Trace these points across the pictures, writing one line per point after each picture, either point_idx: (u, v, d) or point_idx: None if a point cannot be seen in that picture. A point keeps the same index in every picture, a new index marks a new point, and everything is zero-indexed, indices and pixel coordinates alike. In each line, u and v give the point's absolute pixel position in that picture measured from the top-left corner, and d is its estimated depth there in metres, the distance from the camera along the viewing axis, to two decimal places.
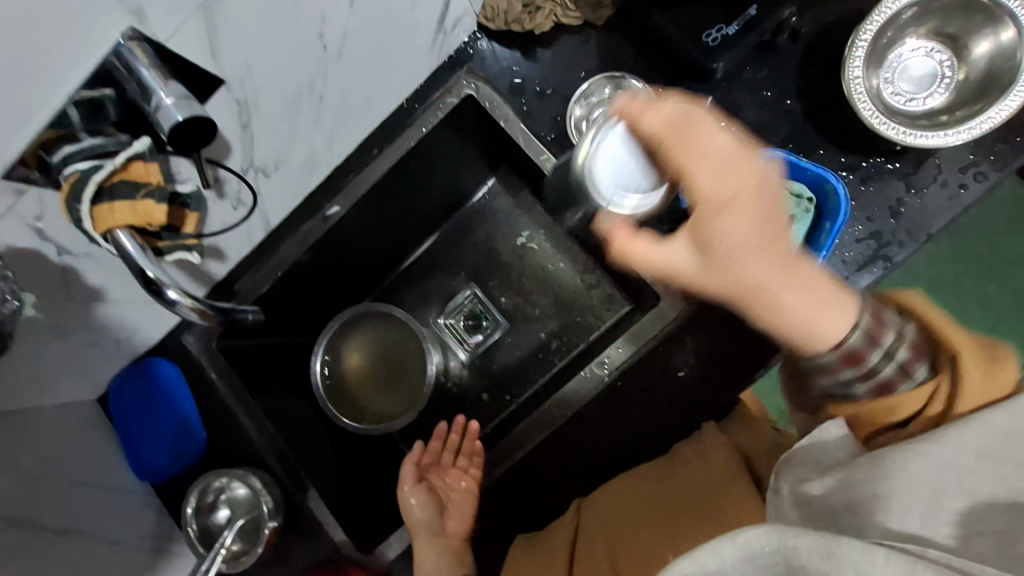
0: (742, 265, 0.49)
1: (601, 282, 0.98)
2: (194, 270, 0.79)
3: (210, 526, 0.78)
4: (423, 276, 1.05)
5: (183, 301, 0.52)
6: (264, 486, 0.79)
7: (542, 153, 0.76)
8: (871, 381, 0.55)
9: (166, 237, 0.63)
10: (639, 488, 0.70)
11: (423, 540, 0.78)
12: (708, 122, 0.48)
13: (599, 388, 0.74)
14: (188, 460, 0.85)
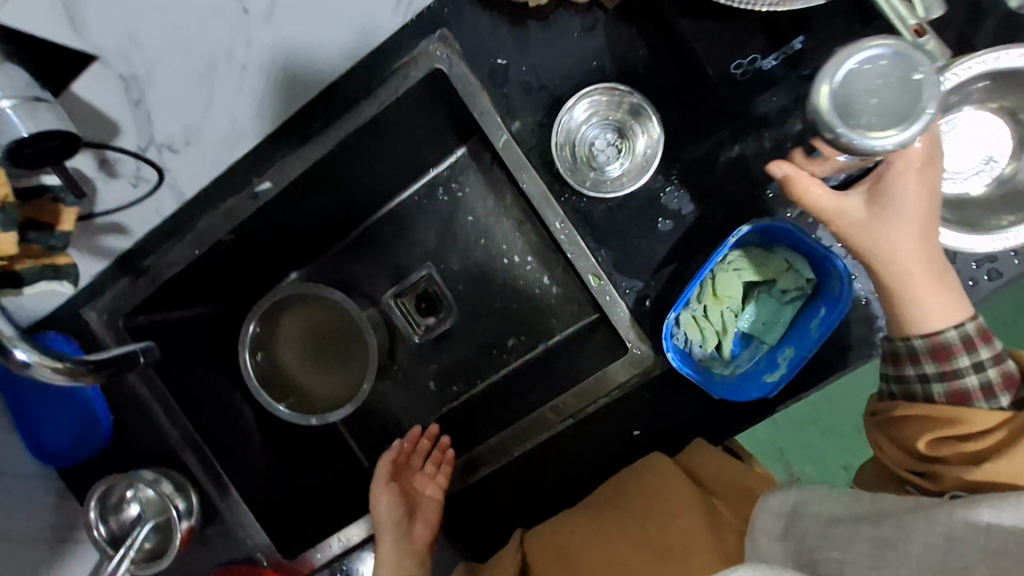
0: (907, 231, 0.55)
1: (570, 284, 0.90)
2: (85, 244, 0.69)
3: (119, 528, 0.72)
4: (375, 250, 0.94)
5: (36, 359, 0.46)
6: (175, 490, 0.74)
7: (521, 161, 0.65)
8: (951, 385, 0.54)
9: (36, 242, 0.53)
10: (598, 529, 0.63)
11: (389, 539, 0.72)
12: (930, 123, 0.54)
13: (552, 433, 0.70)
14: (92, 446, 0.77)
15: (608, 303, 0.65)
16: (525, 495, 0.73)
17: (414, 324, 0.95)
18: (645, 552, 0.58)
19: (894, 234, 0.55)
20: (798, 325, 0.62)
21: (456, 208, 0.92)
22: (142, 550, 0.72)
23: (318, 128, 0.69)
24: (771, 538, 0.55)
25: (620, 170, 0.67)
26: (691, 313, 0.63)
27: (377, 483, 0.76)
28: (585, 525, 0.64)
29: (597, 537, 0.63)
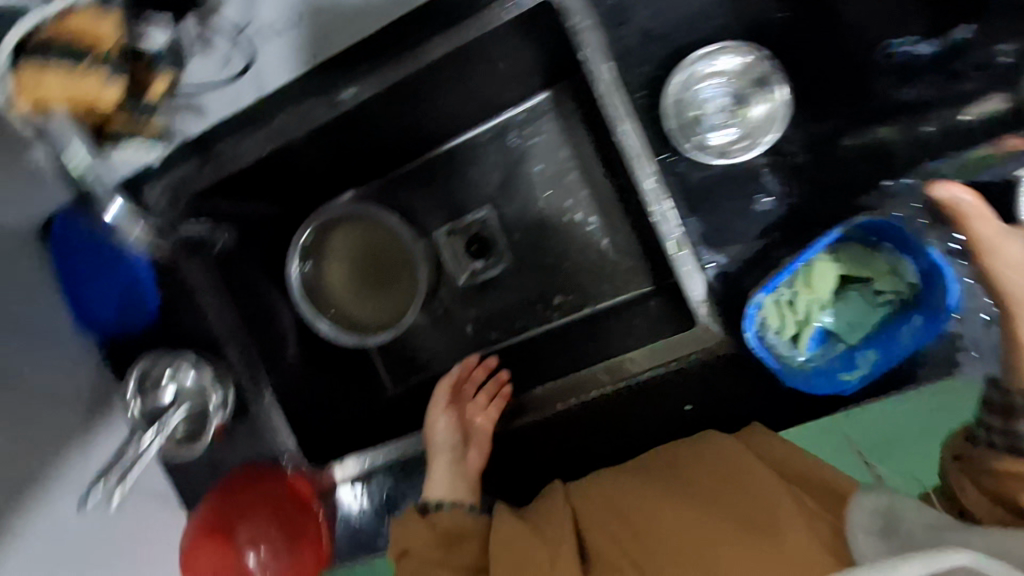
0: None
1: (631, 251, 0.87)
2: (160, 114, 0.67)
3: (153, 407, 0.72)
4: (435, 182, 0.92)
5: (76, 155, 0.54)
6: (214, 381, 0.75)
7: (618, 110, 0.62)
8: None
9: (132, 106, 0.58)
10: (662, 500, 0.61)
11: (443, 460, 0.73)
12: None
13: (602, 394, 0.70)
14: (137, 322, 0.77)
15: (687, 272, 0.64)
16: (553, 451, 0.73)
17: (461, 264, 0.94)
18: (719, 531, 0.55)
19: None
20: (885, 327, 0.65)
21: (528, 153, 0.89)
22: (176, 432, 0.73)
23: (411, 44, 0.66)
24: (870, 533, 0.50)
25: (739, 133, 0.68)
26: (778, 298, 0.66)
27: (436, 405, 0.76)
28: (650, 494, 0.62)
29: (660, 507, 0.60)
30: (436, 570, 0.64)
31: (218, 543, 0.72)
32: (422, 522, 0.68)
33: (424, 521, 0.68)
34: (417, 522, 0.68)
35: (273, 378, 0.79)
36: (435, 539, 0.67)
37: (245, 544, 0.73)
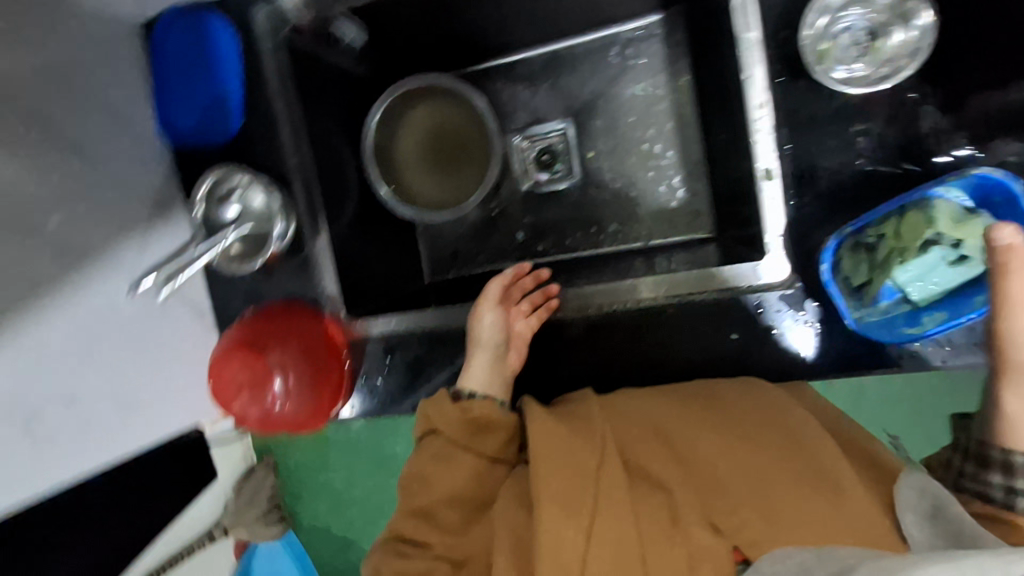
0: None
1: (698, 195, 0.87)
2: None
3: (216, 217, 0.74)
4: (524, 83, 0.92)
5: None
6: (282, 210, 0.76)
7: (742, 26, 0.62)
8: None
9: None
10: (704, 427, 0.61)
11: (484, 354, 0.74)
12: None
13: (648, 305, 0.73)
14: (215, 138, 0.79)
15: (770, 204, 0.67)
16: (585, 355, 0.76)
17: (526, 171, 0.94)
18: (774, 480, 0.55)
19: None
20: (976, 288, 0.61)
21: (623, 75, 0.88)
22: (231, 248, 0.75)
23: None
24: (920, 513, 0.51)
25: (863, 71, 0.66)
26: (856, 240, 0.66)
27: (483, 303, 0.77)
28: (690, 420, 0.62)
29: (700, 435, 0.60)
30: (461, 454, 0.66)
31: (251, 358, 0.74)
32: (454, 406, 0.69)
33: (455, 404, 0.69)
34: (449, 405, 0.69)
35: (332, 225, 0.79)
36: (462, 423, 0.68)
37: (275, 366, 0.74)
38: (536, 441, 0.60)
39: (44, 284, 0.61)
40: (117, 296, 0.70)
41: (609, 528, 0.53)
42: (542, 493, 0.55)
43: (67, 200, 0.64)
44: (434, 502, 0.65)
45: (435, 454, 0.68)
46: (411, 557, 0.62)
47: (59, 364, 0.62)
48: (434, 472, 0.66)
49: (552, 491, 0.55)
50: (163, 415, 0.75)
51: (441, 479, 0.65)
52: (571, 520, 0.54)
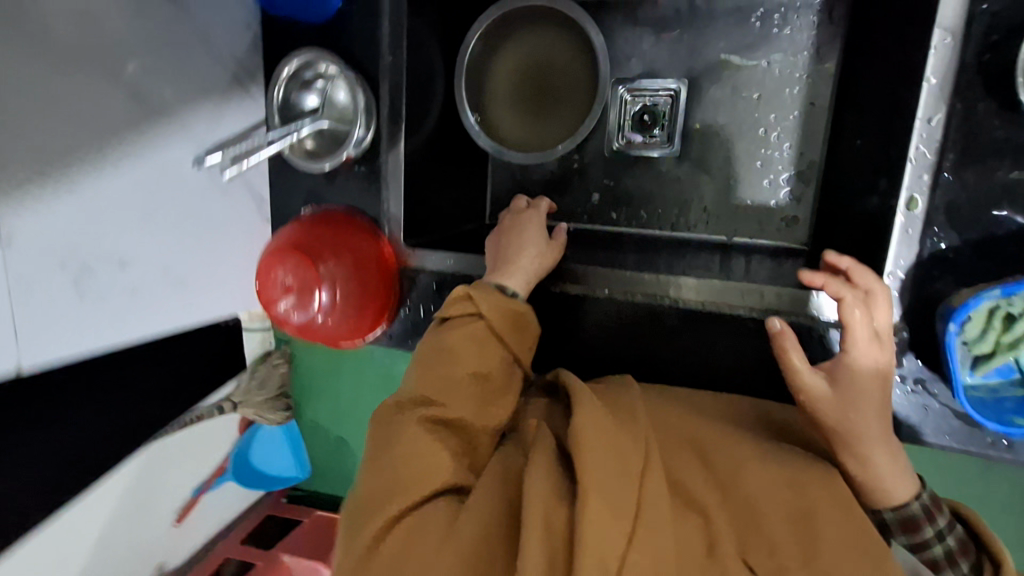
0: (868, 415, 0.58)
1: (802, 201, 0.79)
2: None
3: (295, 105, 0.71)
4: (647, 29, 0.83)
5: None
6: (366, 112, 0.70)
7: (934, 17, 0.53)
8: (914, 540, 0.61)
9: None
10: (745, 452, 0.59)
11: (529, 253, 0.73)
12: (880, 301, 0.60)
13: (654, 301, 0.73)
14: (310, 17, 0.70)
15: (904, 236, 0.60)
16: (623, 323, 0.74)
17: (621, 129, 0.86)
18: (813, 527, 0.53)
19: (854, 421, 0.58)
20: None
21: (761, 44, 0.78)
22: (303, 142, 0.71)
23: None
24: None
25: None
26: (995, 304, 0.53)
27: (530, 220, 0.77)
28: (729, 441, 0.60)
29: (744, 460, 0.58)
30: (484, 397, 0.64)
31: (303, 265, 0.70)
32: (500, 299, 0.68)
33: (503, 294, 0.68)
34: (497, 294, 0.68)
35: (408, 137, 0.74)
36: (507, 316, 0.67)
37: (323, 278, 0.70)
38: (585, 425, 0.55)
39: (110, 133, 0.58)
40: (182, 162, 0.66)
41: (653, 539, 0.50)
42: (591, 481, 0.51)
43: (144, 43, 0.60)
44: (460, 381, 0.63)
45: (472, 343, 0.65)
46: (423, 448, 0.58)
47: (116, 221, 0.60)
48: (464, 352, 0.65)
49: (600, 481, 0.51)
50: (207, 295, 0.73)
51: (472, 359, 0.64)
52: (617, 517, 0.50)
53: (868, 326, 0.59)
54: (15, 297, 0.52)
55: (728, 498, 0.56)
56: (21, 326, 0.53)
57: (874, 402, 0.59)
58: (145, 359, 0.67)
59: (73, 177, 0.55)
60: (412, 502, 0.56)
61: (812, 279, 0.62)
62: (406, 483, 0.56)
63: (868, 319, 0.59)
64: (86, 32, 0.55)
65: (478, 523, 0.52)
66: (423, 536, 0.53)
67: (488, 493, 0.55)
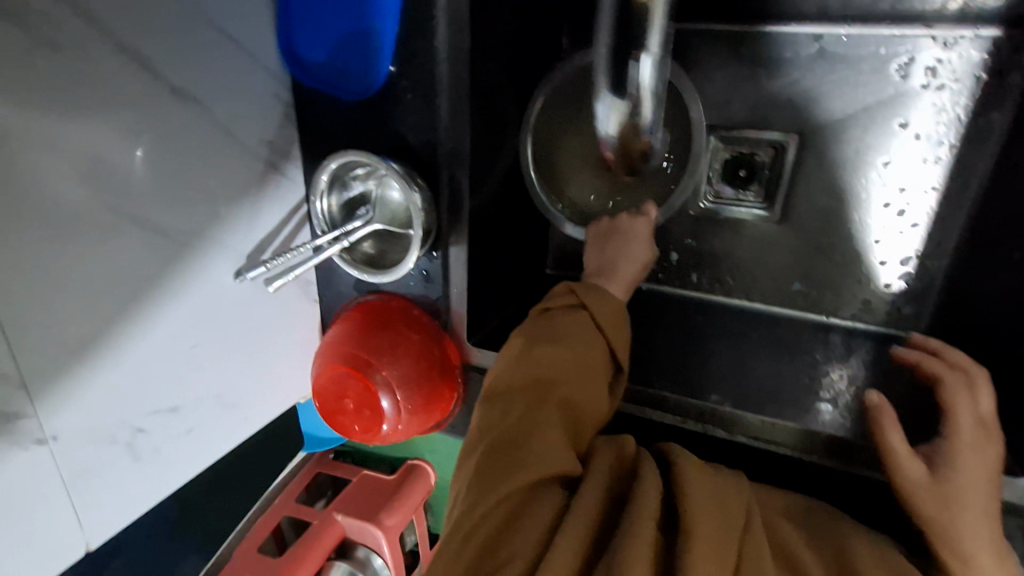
0: (975, 511, 0.49)
1: (929, 285, 0.68)
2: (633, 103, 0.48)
3: (344, 206, 0.63)
4: (757, 70, 0.68)
5: (610, 120, 0.49)
6: (423, 205, 0.61)
7: None
8: None
9: (641, 60, 0.45)
10: (841, 527, 0.53)
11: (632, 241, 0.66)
12: (986, 388, 0.53)
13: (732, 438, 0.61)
14: (353, 87, 0.59)
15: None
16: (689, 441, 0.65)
17: (710, 185, 0.74)
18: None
19: (966, 504, 0.49)
20: None
21: (900, 97, 0.64)
22: (362, 248, 0.64)
23: None
24: None
25: None
26: None
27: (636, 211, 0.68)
28: (829, 512, 0.55)
29: (846, 532, 0.53)
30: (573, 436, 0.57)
31: (358, 380, 0.64)
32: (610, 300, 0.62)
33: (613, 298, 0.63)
34: (598, 294, 0.63)
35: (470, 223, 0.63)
36: (613, 317, 0.62)
37: (380, 386, 0.64)
38: (689, 475, 0.53)
39: (139, 280, 0.51)
40: (223, 281, 0.59)
41: None
42: (696, 515, 0.49)
43: (165, 167, 0.52)
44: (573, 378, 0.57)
45: (580, 338, 0.59)
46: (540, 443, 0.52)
47: (160, 371, 0.54)
48: (569, 351, 0.58)
49: (706, 527, 0.49)
50: (264, 399, 0.68)
51: (583, 360, 0.58)
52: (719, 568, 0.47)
53: (976, 411, 0.52)
54: (71, 489, 0.49)
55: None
56: (81, 511, 0.50)
57: (981, 487, 0.50)
58: (211, 481, 0.65)
59: (111, 348, 0.50)
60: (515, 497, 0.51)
61: (906, 356, 0.59)
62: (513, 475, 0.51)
63: (973, 413, 0.52)
64: (95, 184, 0.47)
65: (575, 551, 0.47)
66: (522, 539, 0.49)
67: (588, 509, 0.50)
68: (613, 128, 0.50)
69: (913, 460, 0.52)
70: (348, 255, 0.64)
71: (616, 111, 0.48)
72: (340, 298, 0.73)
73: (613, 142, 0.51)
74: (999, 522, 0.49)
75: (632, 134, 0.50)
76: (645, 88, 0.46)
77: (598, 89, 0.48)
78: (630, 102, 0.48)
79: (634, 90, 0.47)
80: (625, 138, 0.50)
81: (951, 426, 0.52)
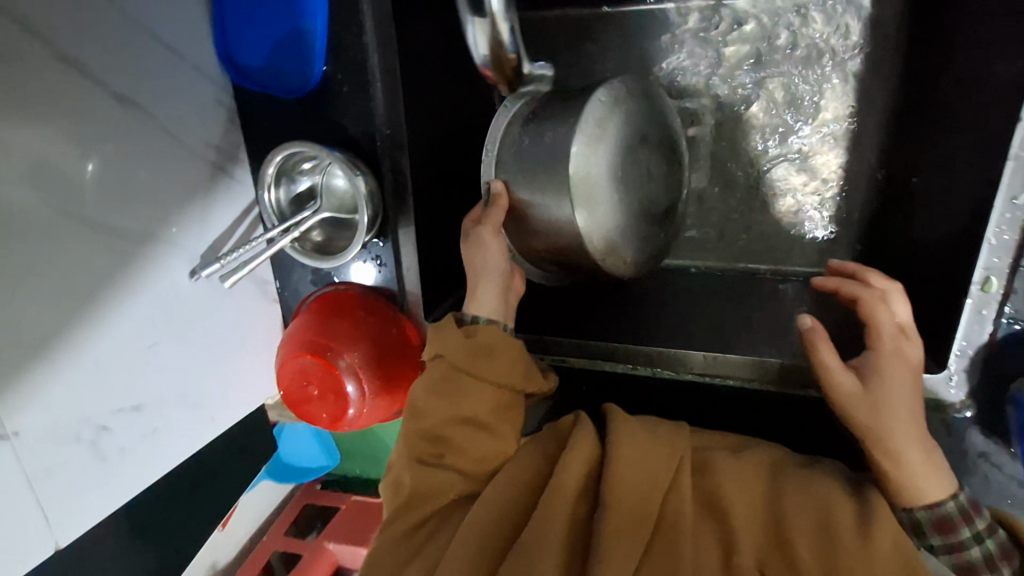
0: (899, 410, 0.53)
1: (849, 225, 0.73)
2: (495, 20, 0.51)
3: (292, 197, 0.66)
4: (669, 43, 0.73)
5: (481, 42, 0.53)
6: (366, 192, 0.64)
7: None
8: (958, 556, 0.51)
9: None
10: (774, 455, 0.56)
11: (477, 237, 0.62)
12: (899, 299, 0.56)
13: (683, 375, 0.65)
14: (289, 84, 0.63)
15: (976, 316, 0.53)
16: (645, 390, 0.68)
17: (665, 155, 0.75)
18: (842, 501, 0.51)
19: (891, 410, 0.53)
20: None
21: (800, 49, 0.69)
22: (312, 238, 0.67)
23: None
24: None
25: None
26: None
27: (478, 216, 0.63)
28: (767, 443, 0.58)
29: (783, 463, 0.55)
30: (484, 446, 0.59)
31: (320, 366, 0.66)
32: (463, 332, 0.60)
33: (460, 328, 0.61)
34: (453, 328, 0.61)
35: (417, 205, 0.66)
36: (471, 349, 0.59)
37: (344, 372, 0.66)
38: (620, 441, 0.55)
39: (94, 282, 0.53)
40: (177, 280, 0.61)
41: (667, 549, 0.50)
42: (620, 479, 0.52)
43: (110, 169, 0.54)
44: (443, 425, 0.58)
45: (439, 385, 0.59)
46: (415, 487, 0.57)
47: (121, 370, 0.56)
48: (430, 402, 0.59)
49: (624, 491, 0.52)
50: (230, 399, 0.70)
51: (447, 407, 0.58)
52: (637, 521, 0.51)
53: (892, 321, 0.55)
54: (38, 487, 0.49)
55: (767, 505, 0.52)
56: (50, 511, 0.50)
57: (904, 392, 0.53)
58: (181, 483, 0.65)
59: (67, 348, 0.51)
60: (415, 526, 0.56)
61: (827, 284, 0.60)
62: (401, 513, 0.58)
63: (897, 319, 0.55)
64: (42, 188, 0.48)
65: (477, 550, 0.52)
66: (427, 553, 0.54)
67: (491, 514, 0.54)
68: (484, 51, 0.53)
69: (841, 379, 0.55)
70: (298, 246, 0.66)
71: (480, 29, 0.52)
72: (299, 294, 0.75)
73: (489, 68, 0.55)
74: (921, 422, 0.53)
75: (501, 58, 0.54)
76: (497, 7, 0.50)
77: (462, 15, 0.52)
78: (492, 20, 0.51)
79: (489, 14, 0.51)
80: (497, 60, 0.54)
81: (875, 339, 0.55)
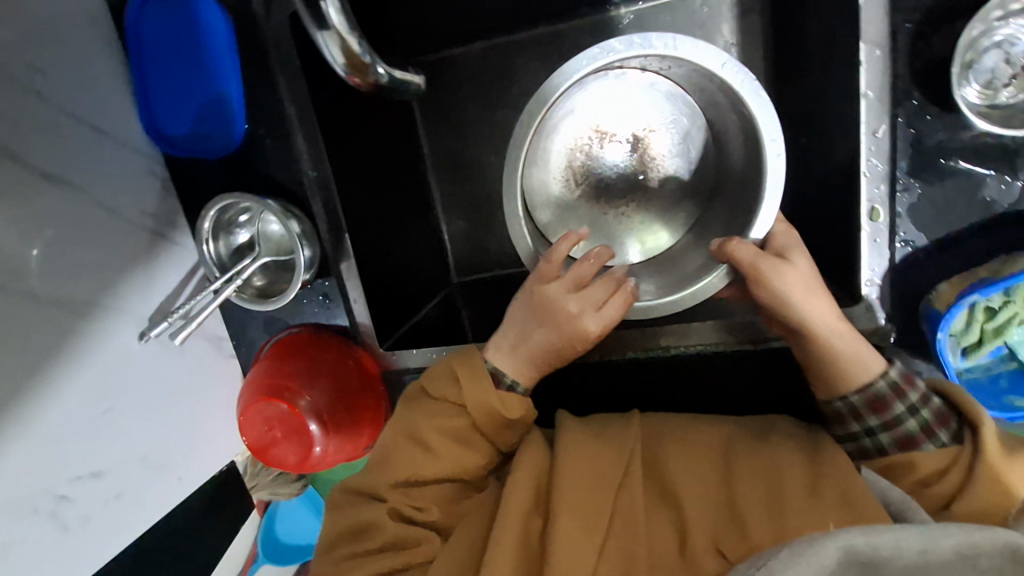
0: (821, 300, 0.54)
1: None
2: (343, 28, 0.48)
3: (229, 246, 0.69)
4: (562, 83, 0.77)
5: (336, 55, 0.49)
6: (301, 234, 0.67)
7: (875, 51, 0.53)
8: (894, 432, 0.53)
9: None
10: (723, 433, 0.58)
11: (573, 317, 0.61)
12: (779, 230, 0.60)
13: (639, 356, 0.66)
14: (213, 145, 0.67)
15: (874, 247, 0.57)
16: (598, 380, 0.70)
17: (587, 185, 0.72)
18: (789, 466, 0.52)
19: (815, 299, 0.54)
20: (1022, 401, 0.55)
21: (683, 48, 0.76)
22: (253, 284, 0.69)
23: None
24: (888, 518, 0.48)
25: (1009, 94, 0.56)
26: (977, 303, 0.54)
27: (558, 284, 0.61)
28: (715, 422, 0.60)
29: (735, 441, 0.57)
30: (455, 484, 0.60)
31: (280, 407, 0.66)
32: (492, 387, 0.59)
33: (496, 390, 0.59)
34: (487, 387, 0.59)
35: (356, 241, 0.70)
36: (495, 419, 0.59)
37: (304, 408, 0.67)
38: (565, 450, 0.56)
39: (45, 360, 0.54)
40: (128, 347, 0.63)
41: (621, 548, 0.50)
42: (567, 486, 0.53)
43: (50, 247, 0.56)
44: (426, 467, 0.58)
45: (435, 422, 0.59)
46: (389, 529, 0.56)
47: (75, 446, 0.56)
48: (410, 448, 0.59)
49: (570, 497, 0.52)
50: (193, 460, 0.70)
51: (450, 454, 0.59)
52: (588, 527, 0.50)
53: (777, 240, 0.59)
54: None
55: (721, 481, 0.53)
56: None
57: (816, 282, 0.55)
58: (156, 554, 0.65)
59: (21, 429, 0.52)
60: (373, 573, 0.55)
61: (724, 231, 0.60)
62: (363, 549, 0.56)
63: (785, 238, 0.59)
64: None
65: None
66: None
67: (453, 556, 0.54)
68: (341, 61, 0.49)
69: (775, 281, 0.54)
70: (241, 293, 0.68)
71: (330, 38, 0.48)
72: (255, 346, 0.77)
73: (352, 76, 0.51)
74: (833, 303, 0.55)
75: (359, 65, 0.50)
76: (340, 18, 0.47)
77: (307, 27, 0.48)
78: (339, 30, 0.48)
79: (334, 23, 0.48)
80: (357, 68, 0.50)
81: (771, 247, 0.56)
